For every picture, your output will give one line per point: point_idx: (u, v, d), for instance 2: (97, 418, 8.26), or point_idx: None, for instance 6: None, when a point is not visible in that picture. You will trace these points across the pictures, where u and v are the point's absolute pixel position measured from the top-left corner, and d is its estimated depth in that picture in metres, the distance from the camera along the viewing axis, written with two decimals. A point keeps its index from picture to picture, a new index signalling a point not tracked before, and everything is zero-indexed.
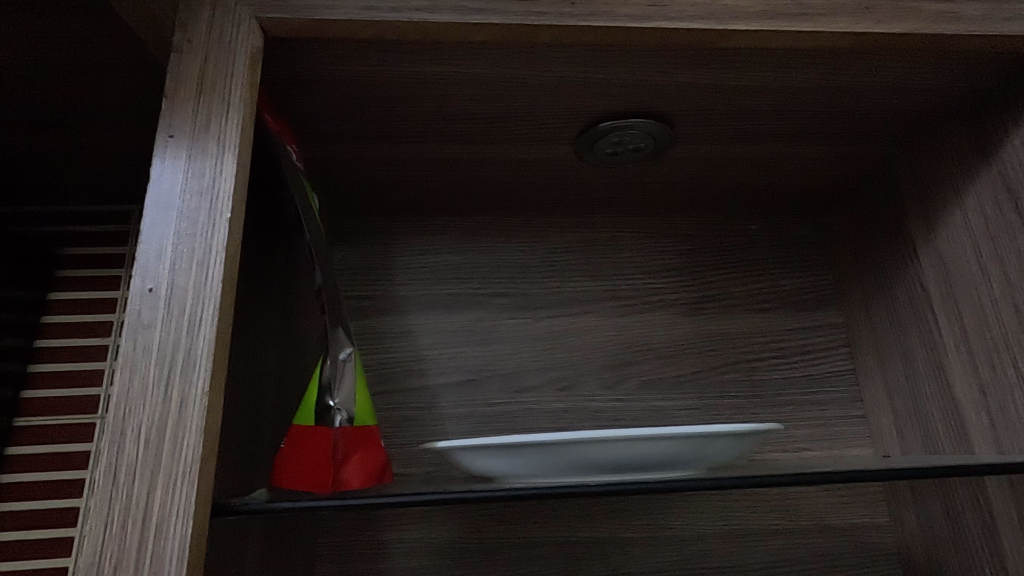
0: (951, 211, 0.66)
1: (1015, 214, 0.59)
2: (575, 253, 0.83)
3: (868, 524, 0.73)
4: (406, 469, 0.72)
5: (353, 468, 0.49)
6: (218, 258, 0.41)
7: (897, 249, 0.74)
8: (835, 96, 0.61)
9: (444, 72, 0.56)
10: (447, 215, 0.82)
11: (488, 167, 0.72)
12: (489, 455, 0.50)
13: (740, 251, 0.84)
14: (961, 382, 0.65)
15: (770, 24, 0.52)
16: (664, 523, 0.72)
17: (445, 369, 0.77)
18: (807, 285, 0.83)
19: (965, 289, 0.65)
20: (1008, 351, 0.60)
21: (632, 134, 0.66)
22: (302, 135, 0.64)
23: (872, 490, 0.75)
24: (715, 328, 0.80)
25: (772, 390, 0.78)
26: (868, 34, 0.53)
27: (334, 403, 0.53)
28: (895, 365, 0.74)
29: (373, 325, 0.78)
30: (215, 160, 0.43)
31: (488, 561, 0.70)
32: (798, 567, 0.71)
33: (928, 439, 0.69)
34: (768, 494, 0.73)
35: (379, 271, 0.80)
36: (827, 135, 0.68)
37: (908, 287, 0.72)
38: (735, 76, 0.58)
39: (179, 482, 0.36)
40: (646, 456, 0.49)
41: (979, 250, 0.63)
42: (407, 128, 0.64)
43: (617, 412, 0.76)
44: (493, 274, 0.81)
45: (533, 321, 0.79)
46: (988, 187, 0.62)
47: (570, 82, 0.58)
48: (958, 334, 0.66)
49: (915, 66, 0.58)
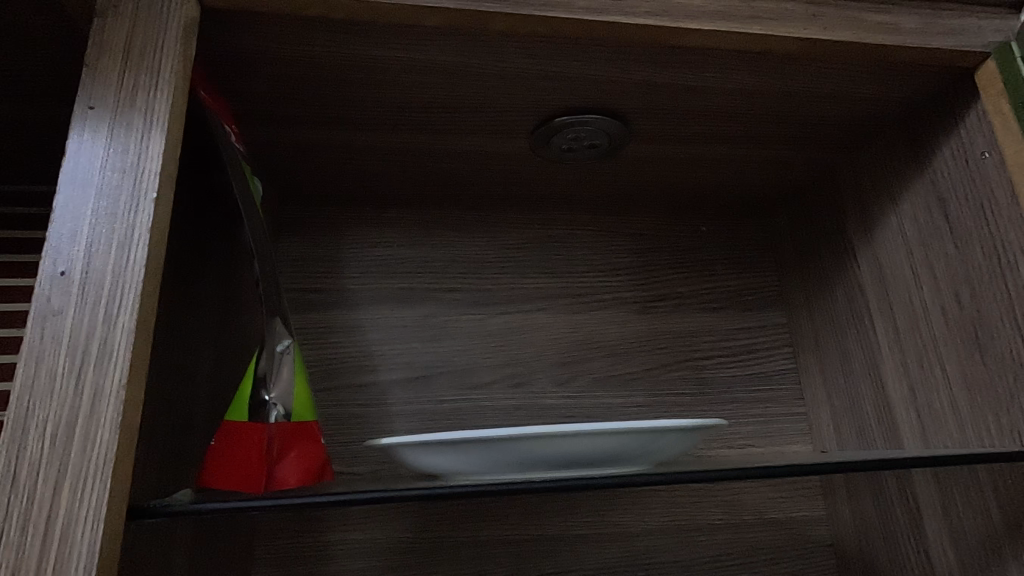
0: (887, 217, 0.69)
1: (943, 220, 0.62)
2: (529, 249, 0.82)
3: (806, 518, 0.75)
4: (351, 467, 0.70)
5: (289, 465, 0.48)
6: (141, 240, 0.38)
7: (837, 252, 0.76)
8: (784, 99, 0.63)
9: (396, 58, 0.54)
10: (399, 208, 0.80)
11: (441, 158, 0.70)
12: (434, 451, 0.49)
13: (691, 251, 0.86)
14: (893, 381, 0.68)
15: (722, 24, 0.52)
16: (612, 520, 0.72)
17: (395, 366, 0.75)
18: (754, 287, 0.85)
19: (897, 292, 0.68)
20: (935, 351, 0.63)
21: (587, 130, 0.66)
22: (244, 116, 0.61)
23: (810, 485, 0.77)
24: (666, 327, 0.81)
25: (719, 388, 0.80)
26: (815, 40, 0.54)
27: (269, 398, 0.50)
28: (834, 364, 0.76)
29: (319, 319, 0.75)
30: (141, 135, 0.40)
31: (433, 561, 0.69)
32: (740, 561, 0.73)
33: (862, 435, 0.72)
34: (713, 490, 0.75)
35: (328, 263, 0.77)
36: (775, 139, 0.70)
37: (846, 290, 0.75)
38: (688, 74, 0.58)
39: (89, 482, 0.33)
40: (593, 452, 0.48)
41: (911, 254, 0.66)
42: (357, 115, 0.62)
43: (568, 409, 0.76)
44: (446, 269, 0.79)
45: (486, 316, 0.78)
46: (921, 194, 0.65)
47: (525, 74, 0.57)
48: (892, 335, 0.68)
49: (858, 74, 0.59)
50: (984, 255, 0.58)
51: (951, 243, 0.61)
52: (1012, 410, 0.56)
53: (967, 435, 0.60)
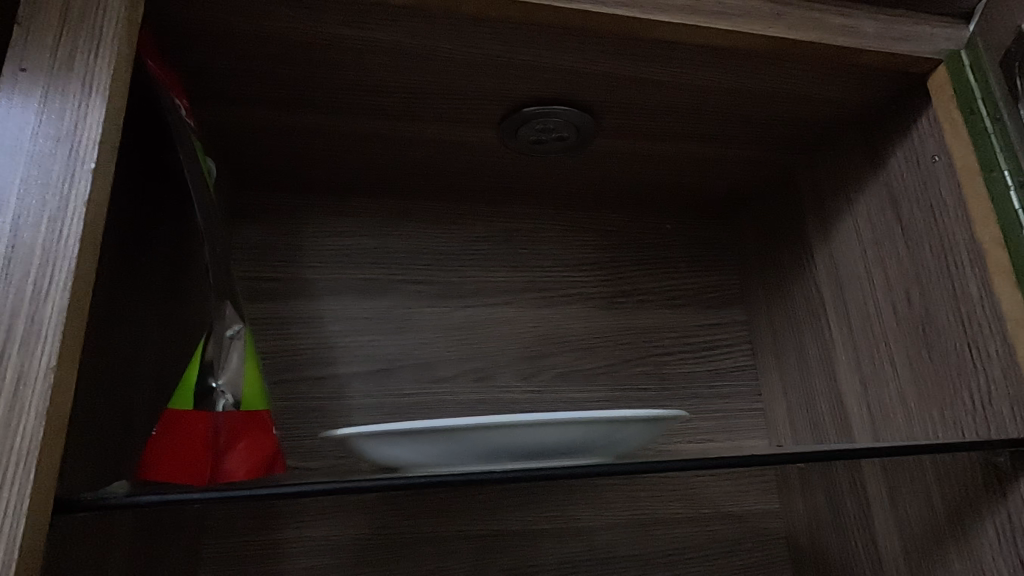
0: (843, 216, 0.70)
1: (895, 220, 0.64)
2: (496, 242, 0.81)
3: (762, 511, 0.77)
4: (308, 462, 0.68)
5: (236, 458, 0.45)
6: (76, 214, 0.35)
7: (795, 251, 0.78)
8: (748, 98, 0.64)
9: (360, 37, 0.53)
10: (362, 196, 0.78)
11: (406, 145, 0.69)
12: (394, 442, 0.47)
13: (655, 247, 0.86)
14: (845, 375, 0.70)
15: (690, 18, 0.53)
16: (572, 514, 0.72)
17: (355, 358, 0.73)
18: (715, 285, 0.87)
19: (851, 289, 0.69)
20: (885, 348, 0.65)
21: (554, 121, 0.65)
22: (198, 93, 0.58)
23: (766, 479, 0.78)
24: (630, 323, 0.82)
25: (680, 383, 0.81)
26: (780, 38, 0.55)
27: (216, 385, 0.47)
28: (790, 360, 0.78)
29: (276, 309, 0.73)
30: (80, 101, 0.37)
31: (392, 556, 0.68)
32: (698, 554, 0.74)
33: (815, 429, 0.74)
34: (673, 484, 0.76)
35: (287, 251, 0.75)
36: (738, 137, 0.71)
37: (803, 287, 0.76)
38: (656, 68, 0.59)
39: (10, 473, 0.30)
40: (555, 443, 0.48)
41: (865, 253, 0.67)
42: (318, 95, 0.59)
43: (531, 403, 0.76)
44: (410, 260, 0.78)
45: (450, 309, 0.77)
46: (875, 194, 0.66)
47: (494, 61, 0.57)
48: (845, 331, 0.70)
49: (820, 75, 0.61)
50: (933, 254, 0.59)
51: (902, 241, 0.63)
52: (956, 404, 0.57)
53: (914, 428, 0.61)
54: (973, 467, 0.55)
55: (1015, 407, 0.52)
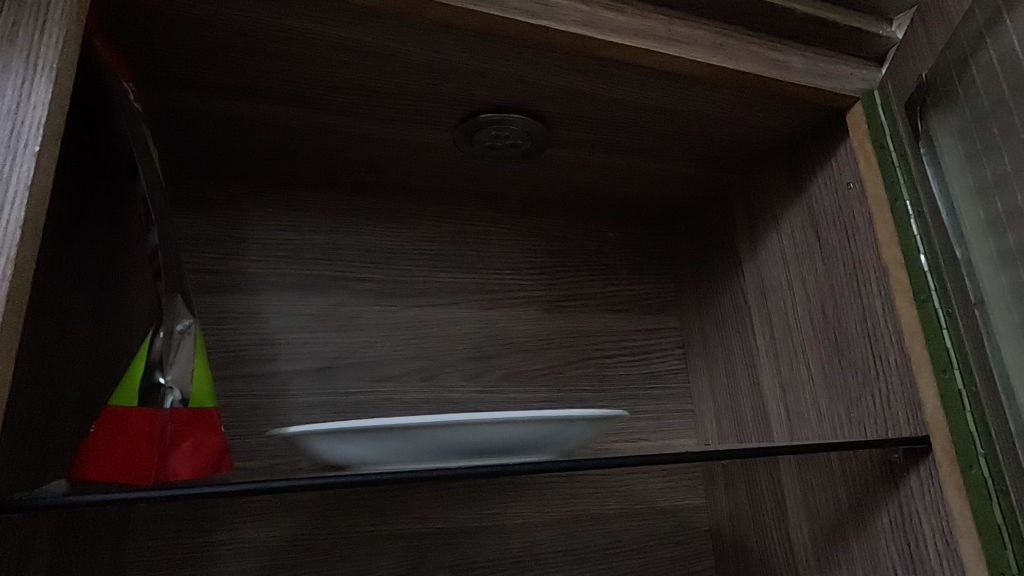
0: (769, 233, 0.76)
1: (814, 239, 0.69)
2: (446, 243, 0.82)
3: (688, 505, 0.83)
4: (246, 462, 0.66)
5: (183, 455, 0.44)
6: (18, 199, 0.33)
7: (726, 263, 0.83)
8: (690, 119, 0.68)
9: (321, 32, 0.52)
10: (312, 191, 0.77)
11: (360, 142, 0.69)
12: (345, 440, 0.48)
13: (599, 254, 0.90)
14: (767, 379, 0.76)
15: (642, 42, 0.56)
16: (513, 512, 0.75)
17: (298, 356, 0.72)
18: (652, 292, 0.92)
19: (776, 299, 0.75)
20: (803, 355, 0.70)
21: (510, 129, 0.67)
22: (143, 76, 0.55)
23: (693, 475, 0.84)
24: (573, 326, 0.85)
25: (617, 385, 0.85)
26: (722, 67, 0.59)
27: (164, 380, 0.46)
28: (719, 364, 0.84)
29: (216, 304, 0.70)
30: (23, 80, 0.36)
31: (333, 556, 0.67)
32: (628, 547, 0.78)
33: (738, 428, 0.80)
34: (609, 481, 0.79)
35: (229, 245, 0.73)
36: (679, 155, 0.76)
37: (732, 297, 0.82)
38: (608, 86, 0.62)
39: None
40: (504, 441, 0.49)
41: (787, 267, 0.73)
42: (273, 87, 0.58)
43: (476, 403, 0.77)
44: (359, 258, 0.77)
45: (398, 308, 0.77)
46: (798, 213, 0.72)
47: (454, 66, 0.58)
48: (768, 338, 0.76)
49: (754, 104, 0.66)
50: (845, 271, 0.65)
51: (818, 258, 0.69)
52: (860, 407, 0.63)
53: (824, 428, 0.67)
54: (871, 463, 0.61)
55: (909, 410, 0.57)
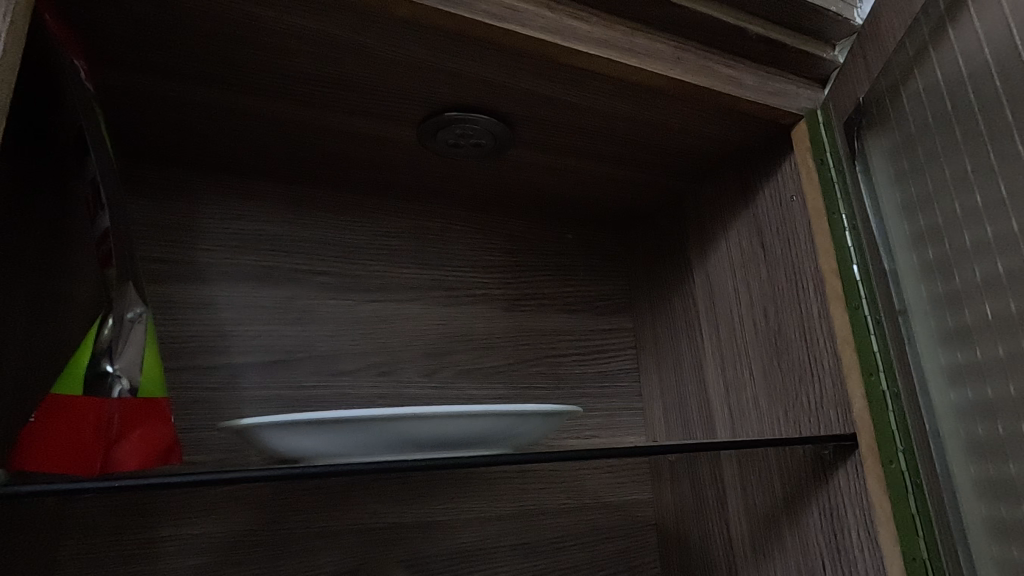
0: (718, 241, 0.80)
1: (759, 247, 0.73)
2: (406, 239, 0.82)
3: (635, 500, 0.86)
4: (193, 456, 0.65)
5: (129, 447, 0.43)
6: None
7: (678, 267, 0.87)
8: (647, 127, 0.71)
9: (284, 20, 0.52)
10: (268, 181, 0.76)
11: (321, 133, 0.68)
12: (300, 432, 0.48)
13: (556, 255, 0.92)
14: (712, 379, 0.79)
15: (605, 51, 0.58)
16: (466, 506, 0.76)
17: (250, 348, 0.70)
18: (607, 293, 0.95)
19: (723, 303, 0.78)
20: (745, 356, 0.74)
21: (474, 129, 0.68)
22: (92, 54, 0.53)
23: (641, 471, 0.87)
24: (529, 325, 0.87)
25: (571, 383, 0.87)
26: (679, 79, 0.62)
27: (112, 369, 0.45)
28: (668, 364, 0.87)
29: (165, 293, 0.68)
30: None
31: (281, 551, 0.67)
32: (577, 540, 0.80)
33: (685, 426, 0.84)
34: (560, 476, 0.82)
35: (180, 233, 0.70)
36: (635, 161, 0.78)
37: (683, 300, 0.86)
38: (570, 91, 0.63)
39: None
40: (460, 434, 0.50)
41: (734, 273, 0.77)
42: (232, 72, 0.57)
43: (432, 399, 0.78)
44: (316, 251, 0.76)
45: (355, 303, 0.77)
46: (745, 222, 0.76)
47: (420, 63, 0.58)
48: (714, 339, 0.80)
49: (708, 117, 0.69)
50: (786, 278, 0.69)
51: (762, 265, 0.73)
52: (795, 406, 0.67)
53: (763, 426, 0.71)
54: (804, 459, 0.65)
55: (839, 410, 0.62)
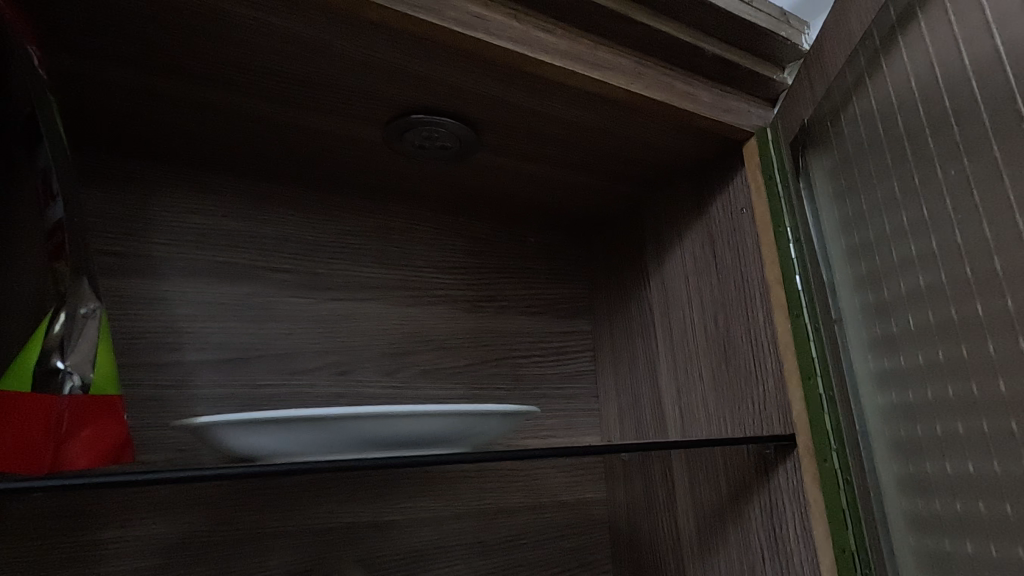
0: (674, 248, 0.83)
1: (711, 256, 0.77)
2: (369, 238, 0.82)
3: (590, 497, 0.88)
4: (142, 455, 0.63)
5: (79, 445, 0.43)
6: None
7: (636, 273, 0.90)
8: (608, 137, 0.73)
9: (250, 16, 0.51)
10: (229, 175, 0.74)
11: (285, 130, 0.67)
12: (258, 431, 0.48)
13: (519, 258, 0.94)
14: (665, 380, 0.83)
15: (569, 63, 0.59)
16: (424, 505, 0.76)
17: (206, 345, 0.69)
18: (567, 296, 0.97)
19: (676, 308, 0.82)
20: (696, 359, 0.78)
21: (440, 132, 0.69)
22: (43, 40, 0.51)
23: (596, 470, 0.90)
24: (490, 326, 0.88)
25: (530, 383, 0.89)
26: (640, 93, 0.64)
27: (62, 365, 0.44)
28: (624, 366, 0.90)
29: (116, 288, 0.66)
30: None
31: (234, 551, 0.66)
32: (532, 537, 0.82)
33: (638, 426, 0.87)
34: (517, 474, 0.83)
35: (134, 226, 0.69)
36: (597, 169, 0.81)
37: (639, 304, 0.89)
38: (535, 100, 0.65)
39: None
40: (421, 433, 0.51)
41: (687, 280, 0.80)
42: (194, 64, 0.56)
43: (392, 398, 0.78)
44: (277, 248, 0.76)
45: (316, 301, 0.76)
46: (698, 232, 0.79)
47: (388, 65, 0.59)
48: (667, 343, 0.83)
49: (666, 130, 0.72)
50: (734, 286, 0.73)
51: (713, 273, 0.76)
52: (741, 408, 0.71)
53: (711, 426, 0.75)
54: (748, 458, 0.69)
55: (780, 411, 0.66)
